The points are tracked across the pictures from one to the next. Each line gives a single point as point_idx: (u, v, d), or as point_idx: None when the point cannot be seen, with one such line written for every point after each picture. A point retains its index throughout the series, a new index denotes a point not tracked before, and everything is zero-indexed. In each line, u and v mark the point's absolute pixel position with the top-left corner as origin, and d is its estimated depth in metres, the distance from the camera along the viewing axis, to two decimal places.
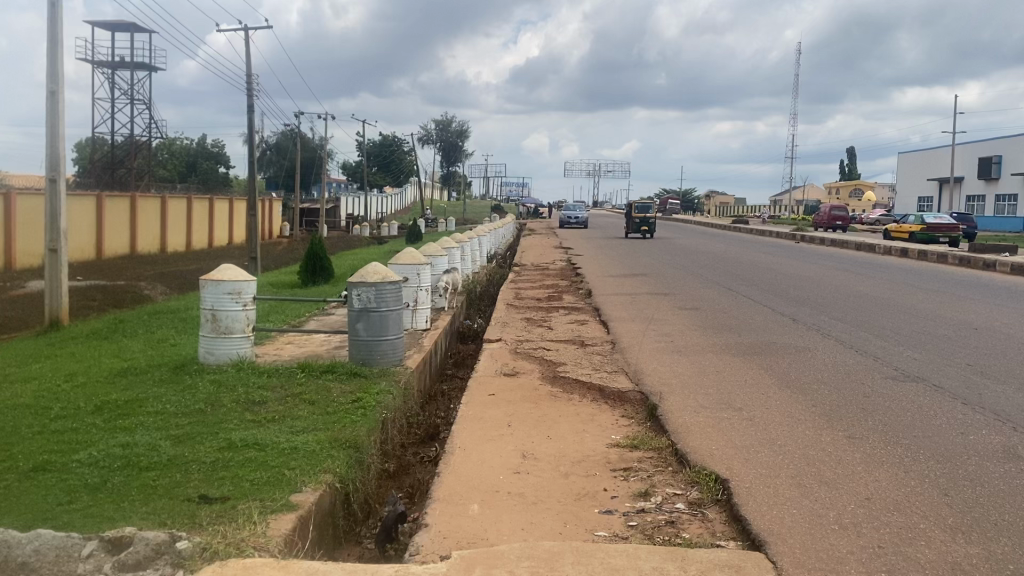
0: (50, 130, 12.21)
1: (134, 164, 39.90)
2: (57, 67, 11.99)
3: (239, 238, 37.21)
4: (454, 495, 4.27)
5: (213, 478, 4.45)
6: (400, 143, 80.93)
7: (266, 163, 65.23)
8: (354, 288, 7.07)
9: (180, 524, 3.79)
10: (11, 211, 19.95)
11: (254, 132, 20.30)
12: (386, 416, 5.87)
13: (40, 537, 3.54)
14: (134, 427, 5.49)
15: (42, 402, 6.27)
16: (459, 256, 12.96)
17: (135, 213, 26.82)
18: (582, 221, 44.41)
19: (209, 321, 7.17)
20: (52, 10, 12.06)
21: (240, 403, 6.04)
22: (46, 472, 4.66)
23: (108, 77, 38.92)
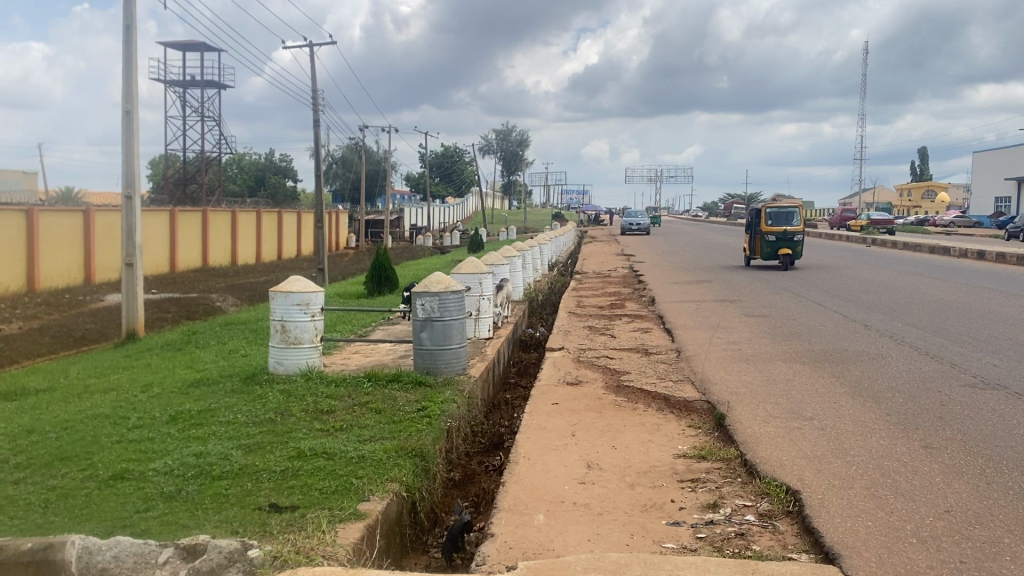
0: (125, 149, 12.64)
1: (205, 180, 41.04)
2: (131, 87, 12.41)
3: (306, 250, 37.89)
4: (519, 504, 4.27)
5: (283, 487, 4.53)
6: (462, 154, 81.57)
7: (332, 176, 66.43)
8: (418, 298, 7.13)
9: (252, 532, 3.86)
10: (91, 227, 20.71)
11: (319, 146, 20.69)
12: (451, 425, 5.91)
13: (120, 544, 3.66)
14: (207, 436, 5.62)
15: (120, 412, 6.48)
16: (521, 265, 12.93)
17: (207, 228, 27.55)
18: (644, 228, 44.04)
19: (278, 332, 7.32)
20: (127, 32, 12.50)
21: (309, 412, 6.14)
22: (124, 480, 4.80)
23: (179, 96, 40.09)
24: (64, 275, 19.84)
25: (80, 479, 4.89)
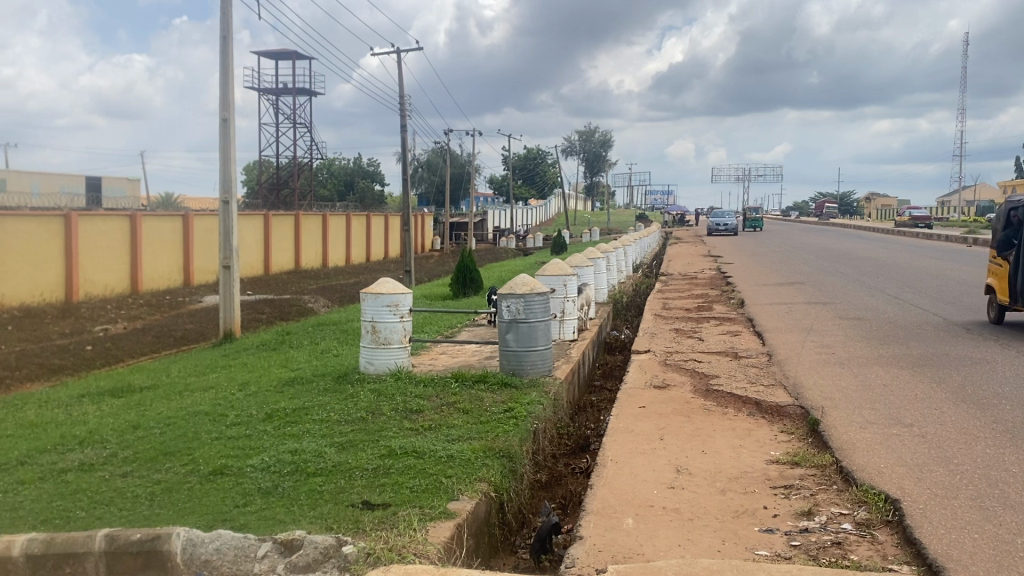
0: (223, 156, 13.10)
1: (296, 184, 42.20)
2: (228, 96, 12.86)
3: (393, 252, 38.57)
4: (608, 508, 4.25)
5: (375, 485, 4.62)
6: (546, 156, 81.74)
7: (418, 179, 67.46)
8: (504, 300, 7.17)
9: (345, 529, 3.96)
10: (190, 232, 21.53)
11: (406, 150, 21.04)
12: (537, 426, 5.92)
13: (221, 537, 3.80)
14: (301, 434, 5.78)
15: (219, 409, 6.72)
16: (606, 267, 12.89)
17: (299, 231, 28.33)
18: (731, 228, 43.29)
19: (369, 333, 7.48)
20: (224, 43, 12.97)
21: (399, 411, 6.25)
22: (224, 476, 4.98)
23: (272, 103, 41.30)
24: (165, 278, 20.69)
25: (182, 473, 5.10)
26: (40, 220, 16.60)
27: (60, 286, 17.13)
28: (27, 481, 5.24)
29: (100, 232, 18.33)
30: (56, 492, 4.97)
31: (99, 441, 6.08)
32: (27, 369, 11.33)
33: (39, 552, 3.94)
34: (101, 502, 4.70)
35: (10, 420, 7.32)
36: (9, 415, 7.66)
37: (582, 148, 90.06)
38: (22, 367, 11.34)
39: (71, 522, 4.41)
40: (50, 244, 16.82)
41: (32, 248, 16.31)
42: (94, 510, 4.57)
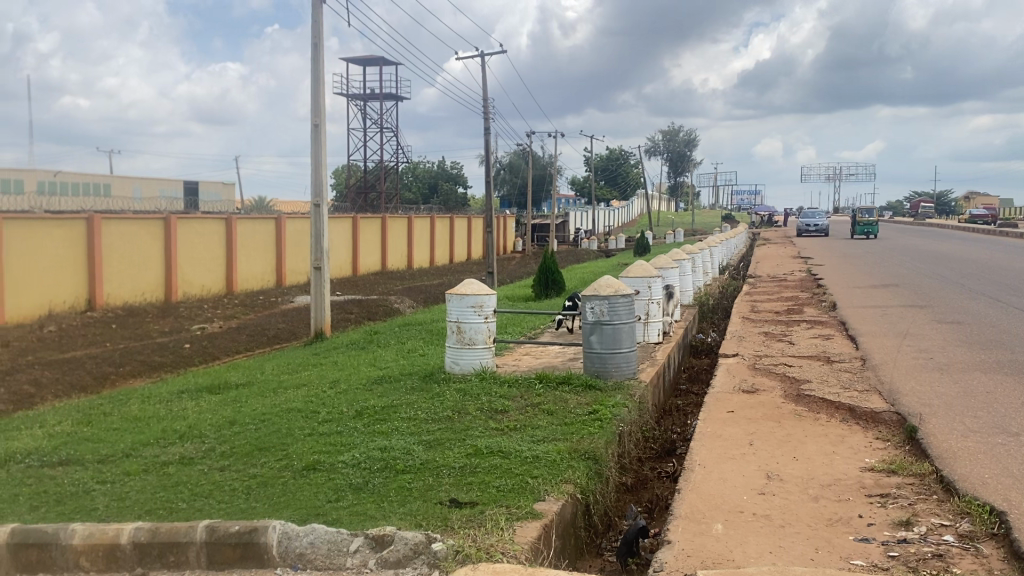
0: (314, 160, 13.45)
1: (382, 188, 43.00)
2: (319, 102, 13.20)
3: (476, 254, 38.88)
4: (696, 513, 4.20)
5: (462, 483, 4.67)
6: (629, 157, 81.17)
7: (501, 181, 67.90)
8: (588, 301, 7.15)
9: (433, 526, 4.02)
10: (282, 234, 22.18)
11: (490, 152, 21.19)
12: (623, 429, 5.89)
13: (315, 531, 3.92)
14: (390, 432, 5.89)
15: (311, 406, 6.92)
16: (692, 268, 12.72)
17: (385, 233, 28.84)
18: (822, 229, 42.17)
19: (454, 333, 7.57)
20: (316, 51, 13.31)
21: (484, 411, 6.30)
22: (317, 471, 5.12)
23: (360, 108, 42.13)
24: (258, 278, 21.36)
25: (277, 468, 5.26)
26: (142, 224, 17.35)
27: (160, 286, 17.86)
28: (133, 473, 5.49)
29: (197, 234, 19.05)
30: (159, 484, 5.19)
31: (199, 436, 6.32)
32: (130, 365, 11.85)
33: (145, 541, 4.12)
34: (200, 495, 4.88)
35: (115, 414, 7.67)
36: (115, 409, 8.03)
37: (666, 148, 89.00)
38: (126, 363, 11.87)
39: (173, 513, 4.60)
40: (151, 246, 17.55)
41: (135, 251, 17.07)
42: (194, 502, 4.76)
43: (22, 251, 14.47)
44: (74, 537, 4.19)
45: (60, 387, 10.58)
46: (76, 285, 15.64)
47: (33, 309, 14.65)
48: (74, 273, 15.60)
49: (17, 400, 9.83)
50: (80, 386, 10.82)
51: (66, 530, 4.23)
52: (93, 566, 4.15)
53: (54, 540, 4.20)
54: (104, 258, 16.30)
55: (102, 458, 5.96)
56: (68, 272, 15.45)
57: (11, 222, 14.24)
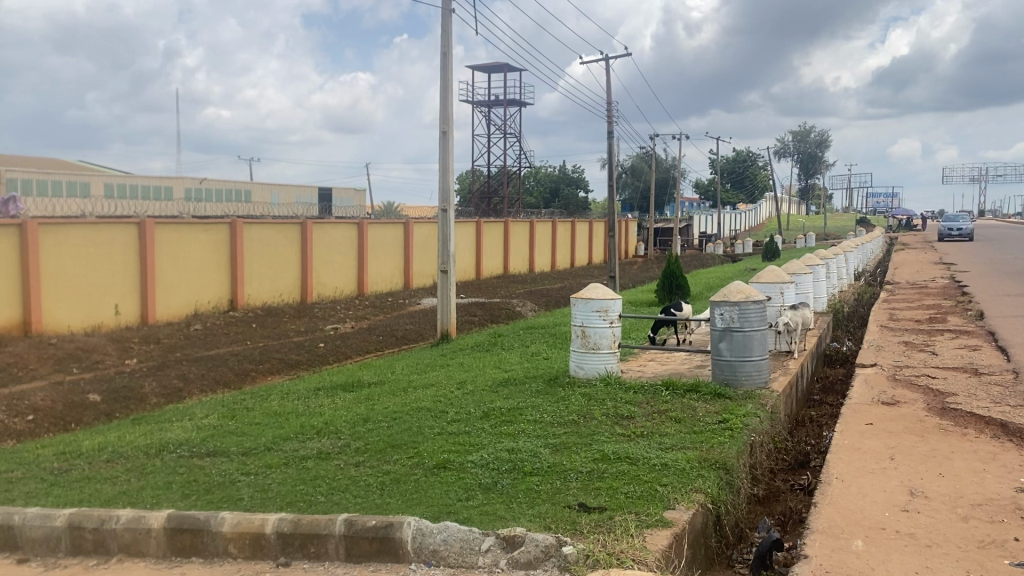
0: (442, 166, 13.76)
1: (506, 192, 43.49)
2: (448, 110, 13.49)
3: (598, 258, 38.79)
4: (834, 527, 4.06)
5: (590, 488, 4.68)
6: (756, 158, 79.07)
7: (623, 185, 67.48)
8: (717, 307, 7.02)
9: (562, 529, 4.05)
10: (410, 238, 22.79)
11: (613, 157, 21.10)
12: (755, 439, 5.75)
13: (448, 529, 4.01)
14: (516, 434, 5.96)
15: (440, 406, 7.08)
16: (825, 274, 12.27)
17: (508, 236, 29.19)
18: (966, 233, 39.81)
19: (579, 337, 7.58)
20: (445, 60, 13.61)
21: (611, 416, 6.28)
22: (447, 470, 5.23)
23: (484, 114, 42.66)
24: (387, 280, 22.01)
25: (409, 465, 5.41)
26: (281, 228, 18.18)
27: (297, 288, 18.66)
28: (274, 466, 5.77)
29: (331, 238, 19.82)
30: (298, 477, 5.43)
31: (334, 432, 6.57)
32: (269, 362, 12.43)
33: (288, 531, 4.31)
34: (337, 489, 5.08)
35: (257, 409, 8.08)
36: (257, 404, 8.45)
37: (795, 149, 86.06)
38: (265, 361, 12.45)
39: (313, 505, 4.80)
40: (289, 249, 18.39)
41: (274, 254, 17.91)
42: (332, 496, 4.95)
43: (172, 254, 15.40)
44: (224, 525, 4.43)
45: (206, 381, 11.21)
46: (220, 286, 16.54)
47: (181, 307, 15.57)
48: (218, 274, 16.50)
49: (167, 393, 10.49)
50: (223, 381, 11.43)
51: (217, 518, 4.48)
52: (241, 552, 4.38)
53: (206, 526, 4.46)
54: (245, 260, 17.17)
55: (246, 450, 6.29)
56: (213, 273, 16.35)
57: (162, 227, 15.18)
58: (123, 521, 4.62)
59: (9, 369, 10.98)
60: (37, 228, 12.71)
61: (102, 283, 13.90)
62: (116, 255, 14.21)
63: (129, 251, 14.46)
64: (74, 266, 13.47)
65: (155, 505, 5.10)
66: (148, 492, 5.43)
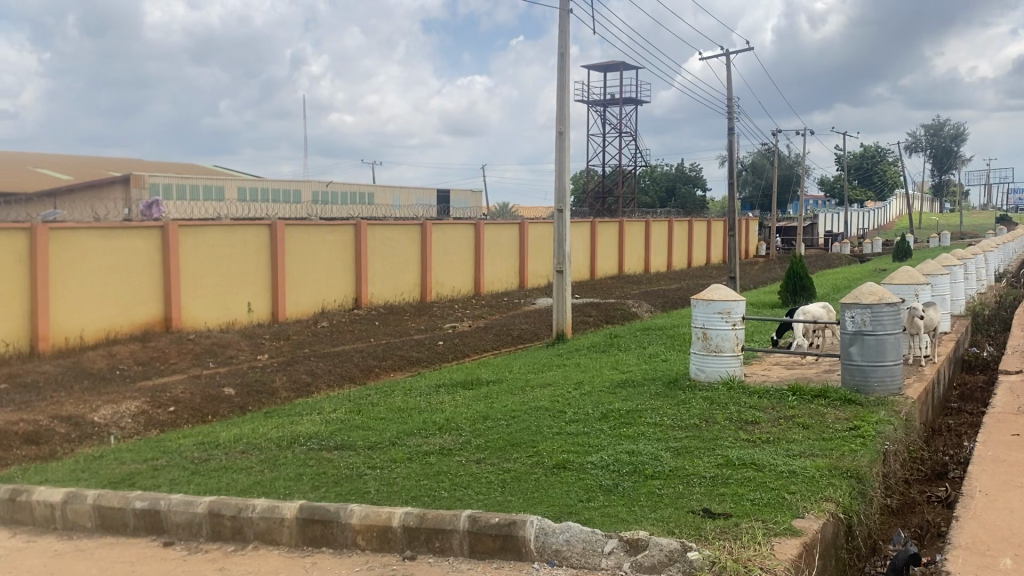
0: (559, 167, 13.77)
1: (621, 191, 43.15)
2: (565, 110, 13.50)
3: (717, 258, 38.02)
4: (979, 544, 3.84)
5: (714, 493, 4.59)
6: (885, 154, 75.68)
7: (743, 183, 65.84)
8: (848, 310, 6.76)
9: (687, 534, 3.99)
10: (525, 238, 22.95)
11: (733, 155, 20.59)
12: (888, 448, 5.50)
13: (571, 529, 4.02)
14: (636, 436, 5.90)
15: (558, 406, 7.09)
16: (964, 275, 11.62)
17: (623, 236, 28.98)
18: None
19: (700, 339, 7.45)
20: (562, 61, 13.62)
21: (734, 421, 6.14)
22: (567, 470, 5.25)
23: (599, 114, 42.43)
24: (503, 280, 22.24)
25: (529, 464, 5.45)
26: (403, 229, 18.65)
27: (417, 287, 19.10)
28: (399, 460, 5.92)
29: (450, 238, 20.17)
30: (422, 471, 5.56)
31: (455, 428, 6.69)
32: (391, 359, 12.76)
33: (414, 525, 4.41)
34: (460, 485, 5.16)
35: (381, 404, 8.32)
36: (380, 400, 8.69)
37: (928, 143, 81.75)
38: (388, 357, 12.80)
39: (436, 500, 4.90)
40: (409, 249, 18.83)
41: (396, 254, 18.38)
42: (455, 492, 5.04)
43: (302, 254, 16.01)
44: (352, 517, 4.58)
45: (333, 377, 11.61)
46: (344, 285, 17.09)
47: (308, 305, 16.18)
48: (344, 274, 17.07)
49: (297, 387, 10.93)
50: (349, 376, 11.82)
51: (346, 510, 4.64)
52: (369, 544, 4.51)
53: (336, 518, 4.61)
54: (369, 260, 17.69)
55: (372, 444, 6.49)
56: (338, 273, 16.92)
57: (291, 228, 15.79)
58: (259, 510, 4.84)
59: (152, 362, 11.69)
60: (177, 230, 13.45)
61: (236, 282, 14.60)
62: (248, 256, 14.89)
63: (261, 251, 15.14)
64: (211, 266, 14.19)
65: (287, 495, 5.32)
66: (280, 482, 5.66)
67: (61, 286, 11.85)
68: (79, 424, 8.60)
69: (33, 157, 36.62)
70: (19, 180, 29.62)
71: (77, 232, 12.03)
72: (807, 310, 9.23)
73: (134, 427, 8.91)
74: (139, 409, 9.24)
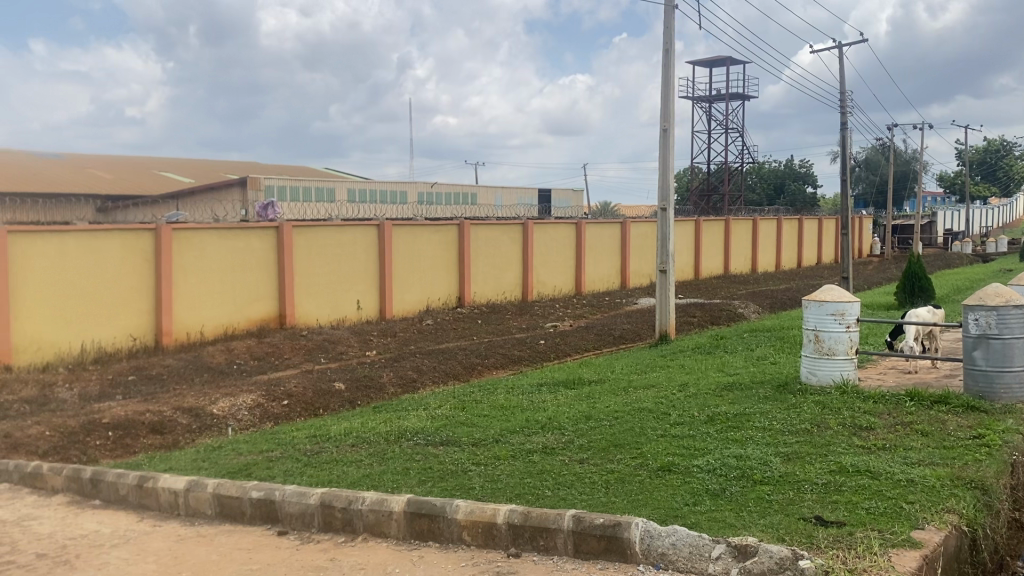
0: (663, 164, 13.60)
1: (727, 189, 42.24)
2: (669, 107, 13.33)
3: (828, 257, 36.76)
4: None
5: (827, 501, 4.44)
6: (1013, 148, 71.50)
7: (856, 179, 63.47)
8: (972, 312, 6.44)
9: (798, 542, 3.89)
10: (627, 237, 22.77)
11: (846, 150, 19.87)
12: (1016, 458, 5.20)
13: (677, 533, 3.98)
14: (745, 440, 5.77)
15: (662, 408, 7.01)
16: None
17: (729, 235, 28.37)
18: None
19: (812, 342, 7.22)
20: (666, 57, 13.44)
21: (847, 427, 5.94)
22: (672, 473, 5.18)
23: (705, 110, 41.65)
24: (605, 280, 22.13)
25: (633, 465, 5.41)
26: (505, 229, 18.79)
27: (518, 286, 19.22)
28: (502, 457, 5.98)
29: (551, 238, 20.22)
30: (526, 469, 5.59)
31: (558, 427, 6.70)
32: (494, 357, 12.88)
33: (519, 523, 4.44)
34: (564, 484, 5.17)
35: (485, 401, 8.41)
36: (483, 397, 8.78)
37: None
38: (491, 355, 12.93)
39: (540, 498, 4.93)
40: (511, 249, 18.96)
41: (498, 253, 18.55)
42: (558, 491, 5.05)
43: (408, 253, 16.34)
44: (458, 513, 4.65)
45: (437, 373, 11.81)
46: (449, 284, 17.36)
47: (414, 303, 16.51)
48: (448, 273, 17.33)
49: (403, 383, 11.17)
50: (453, 373, 11.99)
51: (452, 505, 4.71)
52: (474, 540, 4.57)
53: (442, 513, 4.69)
54: (472, 259, 17.91)
55: (476, 440, 6.57)
56: (442, 272, 17.21)
57: (398, 228, 16.14)
58: (368, 503, 4.97)
59: (267, 357, 12.15)
60: (291, 230, 13.95)
61: (346, 281, 15.03)
62: (358, 255, 15.30)
63: (369, 251, 15.53)
64: (323, 265, 14.64)
65: (395, 489, 5.45)
66: (389, 476, 5.80)
67: (183, 284, 12.45)
68: (200, 415, 9.03)
69: (159, 161, 38.65)
70: (145, 184, 31.29)
71: (197, 232, 12.62)
72: (918, 314, 8.87)
73: (251, 419, 9.29)
74: (255, 402, 9.63)
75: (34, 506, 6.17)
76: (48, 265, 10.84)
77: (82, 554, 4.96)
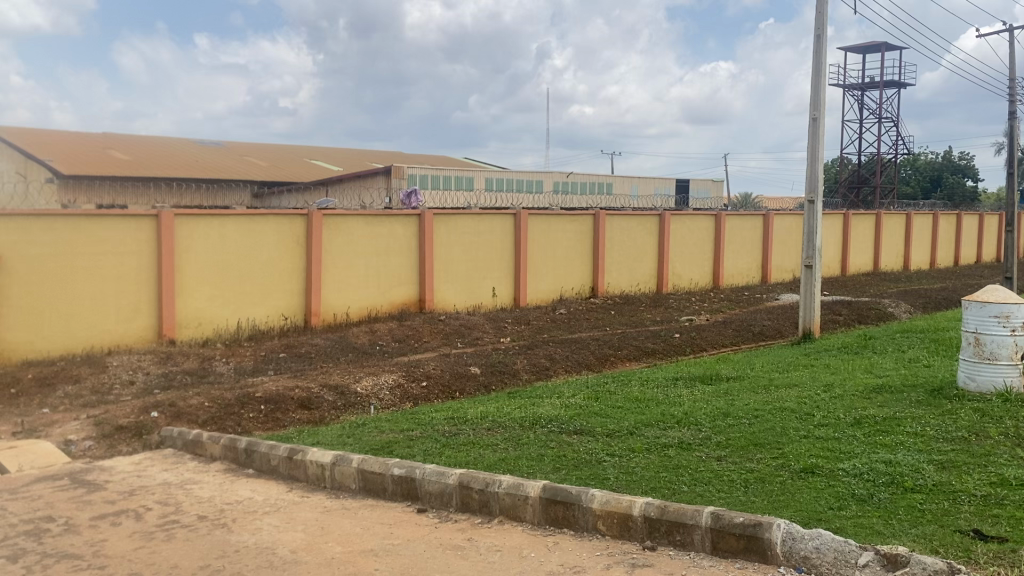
0: (811, 154, 13.10)
1: (878, 181, 40.17)
2: (820, 95, 12.81)
3: (989, 256, 34.40)
4: None
5: (986, 514, 4.19)
6: None
7: None
8: None
9: (954, 555, 3.69)
10: (769, 230, 22.07)
11: (1014, 140, 18.50)
12: None
13: (821, 537, 3.86)
14: (894, 445, 5.51)
15: (805, 408, 6.77)
16: None
17: (880, 230, 27.01)
18: None
19: (971, 345, 6.81)
20: (818, 42, 12.92)
21: (1009, 437, 5.56)
22: (816, 475, 5.01)
23: (857, 98, 39.71)
24: (744, 273, 21.56)
25: (774, 466, 5.26)
26: (642, 220, 18.61)
27: (654, 278, 19.01)
28: (637, 450, 5.94)
29: (689, 229, 19.86)
30: (661, 463, 5.55)
31: (695, 423, 6.60)
32: (628, 349, 12.80)
33: (655, 516, 4.42)
34: (700, 480, 5.10)
35: (619, 393, 8.37)
36: (617, 389, 8.74)
37: None
38: (625, 347, 12.86)
39: (676, 493, 4.89)
40: (648, 240, 18.77)
41: (634, 244, 18.41)
42: (695, 487, 4.99)
43: (544, 242, 16.46)
44: (594, 502, 4.67)
45: (571, 362, 11.86)
46: (584, 274, 17.37)
47: (548, 292, 16.63)
48: (583, 264, 17.34)
49: (537, 370, 11.29)
50: (586, 363, 12.01)
51: (587, 494, 4.74)
52: (610, 530, 4.58)
53: (578, 501, 4.73)
54: (608, 249, 17.86)
55: (610, 431, 6.56)
56: (577, 262, 17.23)
57: (535, 217, 16.26)
58: (505, 486, 5.06)
59: (407, 340, 12.53)
60: (433, 218, 14.30)
61: (483, 268, 15.31)
62: (495, 243, 15.54)
63: (506, 239, 15.73)
64: (461, 252, 14.95)
65: (530, 474, 5.52)
66: (523, 461, 5.89)
67: (331, 268, 13.02)
68: (344, 393, 9.42)
69: (309, 149, 40.51)
70: (296, 171, 32.80)
71: (345, 218, 13.15)
72: None
73: (391, 399, 9.63)
74: (396, 382, 9.97)
75: (195, 471, 6.63)
76: (210, 246, 11.59)
77: (238, 519, 5.30)
